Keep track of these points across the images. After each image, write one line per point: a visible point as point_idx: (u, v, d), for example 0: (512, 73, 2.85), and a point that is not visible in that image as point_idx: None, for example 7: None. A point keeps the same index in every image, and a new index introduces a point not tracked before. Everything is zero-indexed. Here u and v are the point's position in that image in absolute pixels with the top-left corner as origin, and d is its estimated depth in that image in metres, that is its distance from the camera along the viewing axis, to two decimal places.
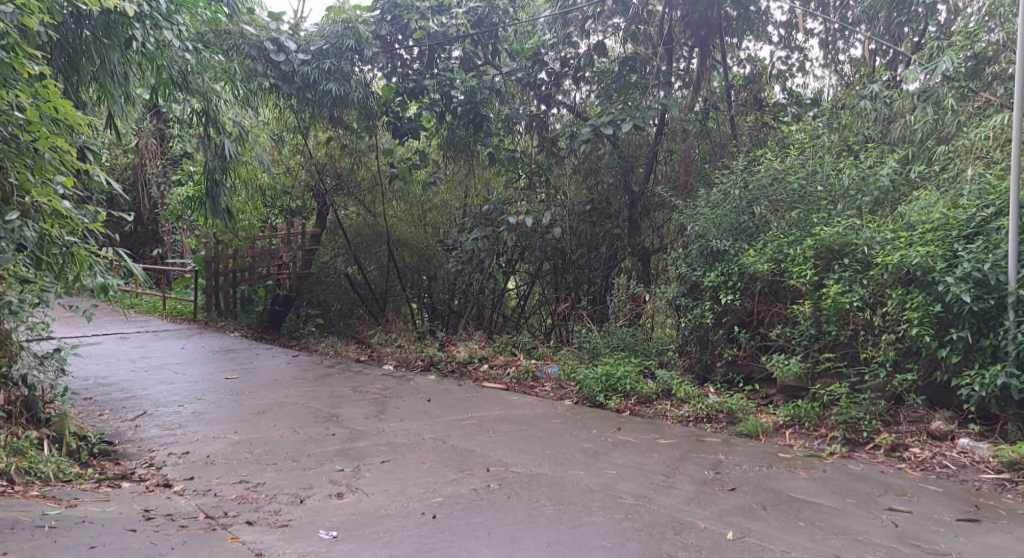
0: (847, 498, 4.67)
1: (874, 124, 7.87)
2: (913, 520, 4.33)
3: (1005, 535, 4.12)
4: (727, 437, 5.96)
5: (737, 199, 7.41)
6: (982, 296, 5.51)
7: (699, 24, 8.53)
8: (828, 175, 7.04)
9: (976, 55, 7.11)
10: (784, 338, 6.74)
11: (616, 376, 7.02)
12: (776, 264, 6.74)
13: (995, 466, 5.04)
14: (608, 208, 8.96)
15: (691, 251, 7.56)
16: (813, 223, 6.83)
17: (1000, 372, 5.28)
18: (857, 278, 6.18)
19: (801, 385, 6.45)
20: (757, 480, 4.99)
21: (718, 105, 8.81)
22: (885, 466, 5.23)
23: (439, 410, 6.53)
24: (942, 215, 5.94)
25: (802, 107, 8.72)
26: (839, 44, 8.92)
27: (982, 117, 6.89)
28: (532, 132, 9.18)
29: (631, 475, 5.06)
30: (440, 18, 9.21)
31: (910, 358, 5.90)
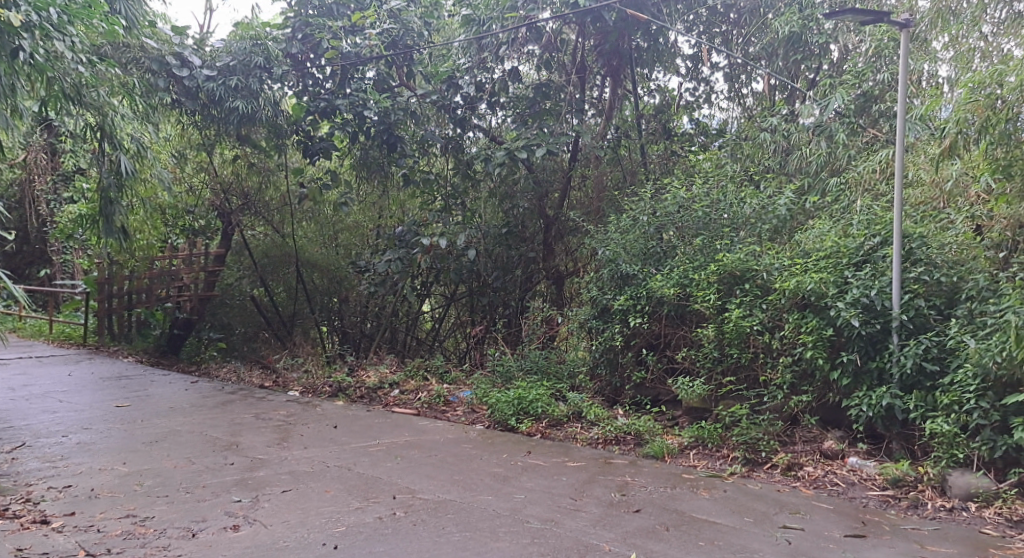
0: (745, 517, 4.82)
1: (773, 155, 8.21)
2: (805, 537, 4.50)
3: (888, 550, 4.32)
4: (634, 459, 6.06)
5: (646, 225, 7.60)
6: (869, 321, 5.82)
7: (611, 54, 8.89)
8: (730, 204, 7.34)
9: (865, 93, 7.76)
10: (689, 360, 6.93)
11: (528, 399, 7.06)
12: (681, 289, 6.92)
13: (880, 482, 5.26)
14: (524, 231, 9.09)
15: (602, 274, 7.66)
16: (716, 249, 7.07)
17: (885, 393, 5.58)
18: (757, 303, 6.41)
19: (705, 406, 6.66)
20: (661, 501, 5.09)
21: (630, 133, 9.12)
22: (780, 485, 5.42)
23: (346, 436, 6.41)
24: (834, 244, 6.29)
25: (709, 137, 9.08)
26: (742, 79, 9.27)
27: (870, 151, 7.46)
28: (448, 154, 9.15)
29: (539, 499, 5.08)
30: (354, 38, 9.05)
31: (805, 381, 6.14)
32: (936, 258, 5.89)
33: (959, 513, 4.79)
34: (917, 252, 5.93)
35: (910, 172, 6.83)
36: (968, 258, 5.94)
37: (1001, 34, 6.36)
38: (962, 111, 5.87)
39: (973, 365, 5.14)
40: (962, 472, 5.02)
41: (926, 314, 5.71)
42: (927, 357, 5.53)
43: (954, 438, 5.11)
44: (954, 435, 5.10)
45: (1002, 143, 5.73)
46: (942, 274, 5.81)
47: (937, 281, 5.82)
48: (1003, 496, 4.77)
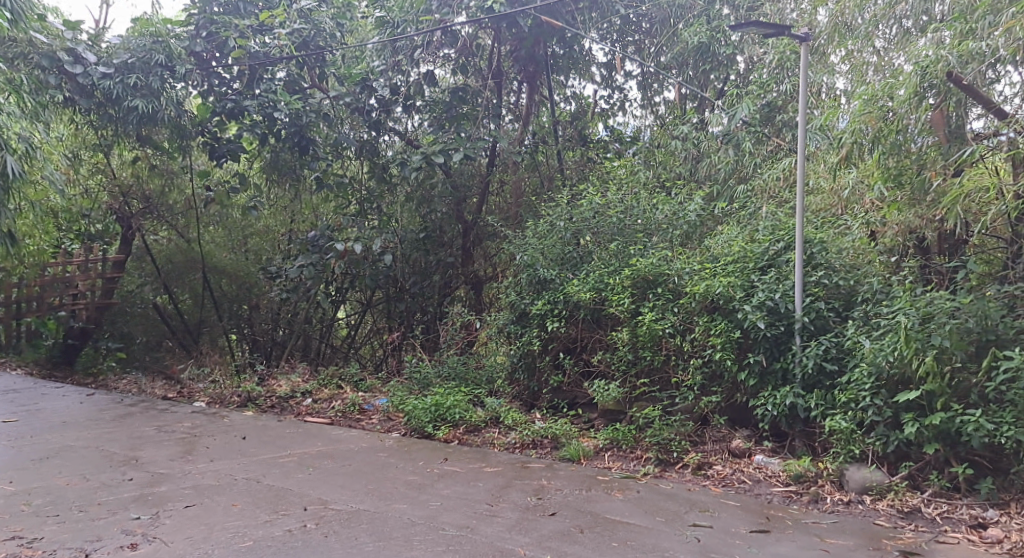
0: (657, 517, 4.91)
1: (684, 162, 8.53)
2: (713, 534, 4.62)
3: (790, 544, 4.48)
4: (550, 462, 6.09)
5: (562, 230, 7.68)
6: (773, 323, 6.03)
7: (527, 60, 9.00)
8: (644, 210, 7.49)
9: (770, 103, 8.05)
10: (604, 363, 7.02)
11: (445, 405, 6.96)
12: (597, 293, 7.01)
13: (784, 479, 5.45)
14: (442, 236, 9.03)
15: (520, 279, 7.67)
16: (630, 254, 7.20)
17: (789, 392, 5.79)
18: (669, 306, 6.54)
19: (620, 408, 6.75)
20: (576, 503, 5.13)
21: (546, 139, 9.20)
22: (691, 485, 5.54)
23: (255, 448, 6.21)
24: (741, 249, 6.50)
25: (623, 144, 9.20)
26: (655, 87, 9.48)
27: (774, 160, 7.76)
28: (362, 157, 9.01)
29: (455, 505, 5.03)
30: (262, 37, 8.77)
31: (714, 382, 6.30)
32: (835, 262, 6.15)
33: (856, 506, 5.01)
34: (817, 257, 6.18)
35: (811, 181, 7.14)
36: (863, 262, 6.22)
37: (892, 49, 6.71)
38: (857, 122, 6.28)
39: (868, 365, 5.37)
40: (858, 467, 5.25)
41: (826, 316, 5.96)
42: (827, 357, 5.76)
43: (852, 434, 5.33)
44: (851, 431, 5.32)
45: (892, 152, 6.10)
46: (841, 278, 6.07)
47: (836, 284, 6.05)
48: (895, 489, 5.01)
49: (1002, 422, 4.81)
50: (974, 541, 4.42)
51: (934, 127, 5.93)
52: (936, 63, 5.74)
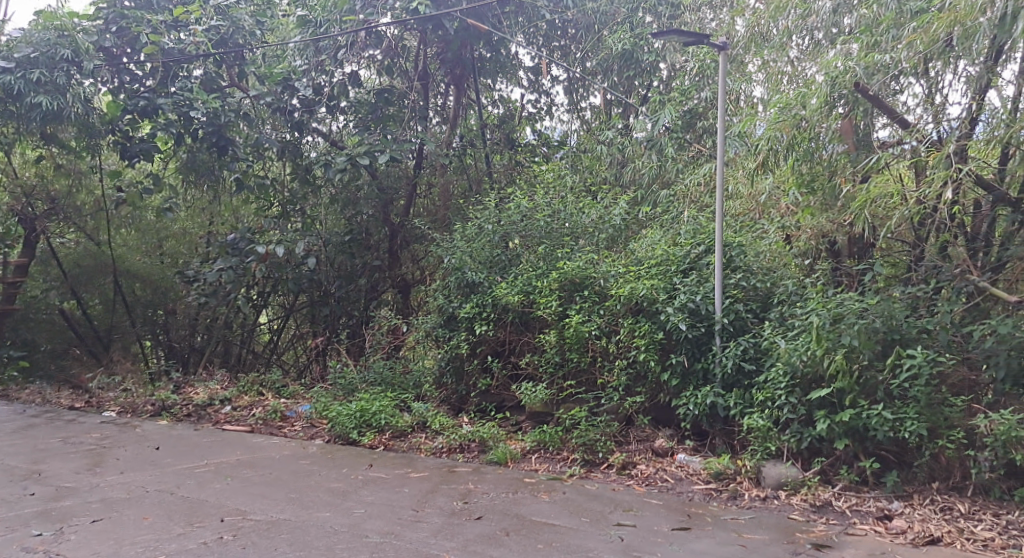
0: (582, 518, 4.95)
1: (610, 167, 8.69)
2: (636, 533, 4.69)
3: (709, 540, 4.58)
4: (477, 466, 6.05)
5: (491, 233, 7.66)
6: (695, 324, 6.16)
7: (454, 63, 9.01)
8: (571, 214, 7.57)
9: (691, 110, 8.26)
10: (532, 365, 7.02)
11: (370, 411, 6.86)
12: (525, 296, 7.04)
13: (704, 477, 5.59)
14: (368, 239, 8.93)
15: (449, 282, 7.61)
16: (558, 257, 7.26)
17: (709, 392, 5.93)
18: (595, 308, 6.63)
19: (547, 410, 6.76)
20: (502, 506, 5.12)
21: (474, 142, 9.19)
22: (616, 484, 5.60)
23: (169, 458, 5.99)
24: (664, 253, 6.63)
25: (550, 148, 9.26)
26: (581, 92, 9.61)
27: (696, 165, 7.95)
28: (284, 159, 8.73)
29: (379, 512, 4.95)
30: (176, 34, 8.50)
31: (639, 382, 6.41)
32: (753, 265, 6.36)
33: (772, 501, 5.16)
34: (736, 260, 6.38)
35: (730, 186, 7.35)
36: (779, 265, 6.47)
37: (804, 60, 7.01)
38: (772, 129, 6.50)
39: (783, 364, 5.55)
40: (774, 463, 5.42)
41: (744, 317, 6.14)
42: (744, 357, 5.93)
43: (768, 432, 5.49)
44: (768, 428, 5.49)
45: (805, 159, 6.37)
46: (758, 280, 6.26)
47: (753, 287, 6.26)
48: (808, 484, 5.19)
49: (905, 417, 5.03)
50: (880, 532, 4.61)
51: (843, 136, 6.08)
52: (844, 73, 6.03)
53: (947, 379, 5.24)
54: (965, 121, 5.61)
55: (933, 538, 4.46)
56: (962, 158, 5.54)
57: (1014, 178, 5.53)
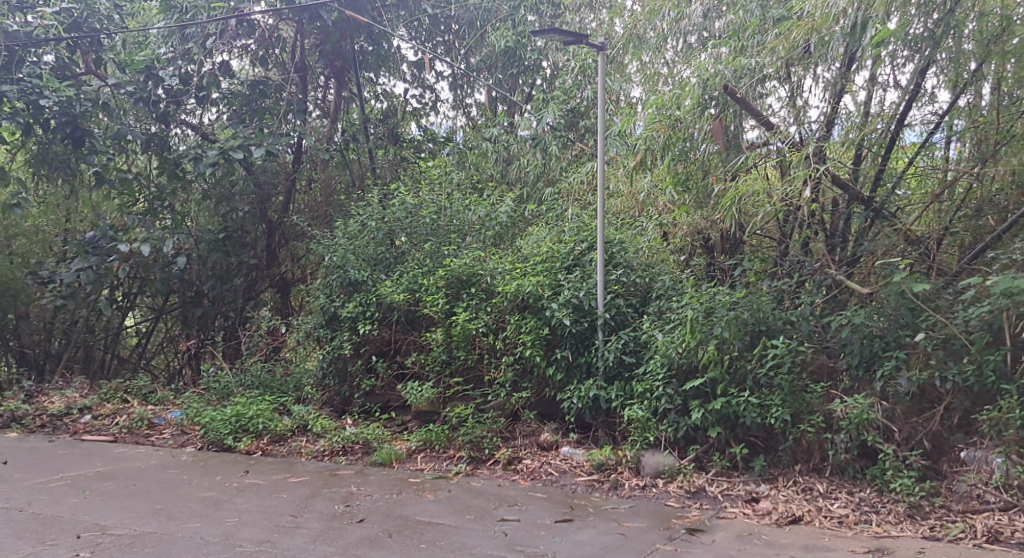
0: (466, 515, 4.92)
1: (495, 165, 8.73)
2: (521, 527, 4.71)
3: (590, 531, 4.66)
4: (360, 468, 5.89)
5: (374, 230, 7.47)
6: (579, 319, 6.28)
7: (333, 55, 8.80)
8: (457, 211, 7.55)
9: (574, 109, 8.50)
10: (418, 364, 6.86)
11: (247, 415, 6.58)
12: (411, 294, 6.93)
13: (587, 469, 5.67)
14: (244, 237, 8.57)
15: (331, 281, 7.36)
16: (444, 254, 7.19)
17: (592, 385, 6.05)
18: (482, 305, 6.61)
19: (434, 409, 6.57)
20: (385, 508, 5.00)
21: (357, 137, 8.98)
22: (501, 480, 5.59)
23: (20, 473, 5.54)
24: (549, 249, 6.70)
25: (437, 144, 9.21)
26: (465, 89, 9.59)
27: (579, 164, 8.12)
28: (150, 152, 8.23)
29: (254, 520, 4.74)
30: (21, 16, 7.85)
31: (525, 378, 6.43)
32: (633, 261, 6.53)
33: (650, 489, 5.32)
34: (617, 256, 6.54)
35: (611, 184, 7.48)
36: (657, 261, 6.65)
37: (679, 62, 7.22)
38: (649, 130, 6.73)
39: (661, 356, 5.73)
40: (652, 453, 5.58)
41: (625, 312, 6.29)
42: (625, 350, 6.08)
43: (647, 422, 5.66)
44: (647, 419, 5.65)
45: (680, 158, 6.56)
46: (637, 275, 6.43)
47: (633, 282, 6.42)
48: (683, 471, 5.38)
49: (771, 404, 5.32)
50: (748, 514, 4.84)
51: (715, 136, 6.37)
52: (715, 76, 6.21)
53: (808, 366, 5.51)
54: (823, 124, 5.99)
55: (795, 518, 4.72)
56: (820, 159, 5.82)
57: (867, 178, 5.87)
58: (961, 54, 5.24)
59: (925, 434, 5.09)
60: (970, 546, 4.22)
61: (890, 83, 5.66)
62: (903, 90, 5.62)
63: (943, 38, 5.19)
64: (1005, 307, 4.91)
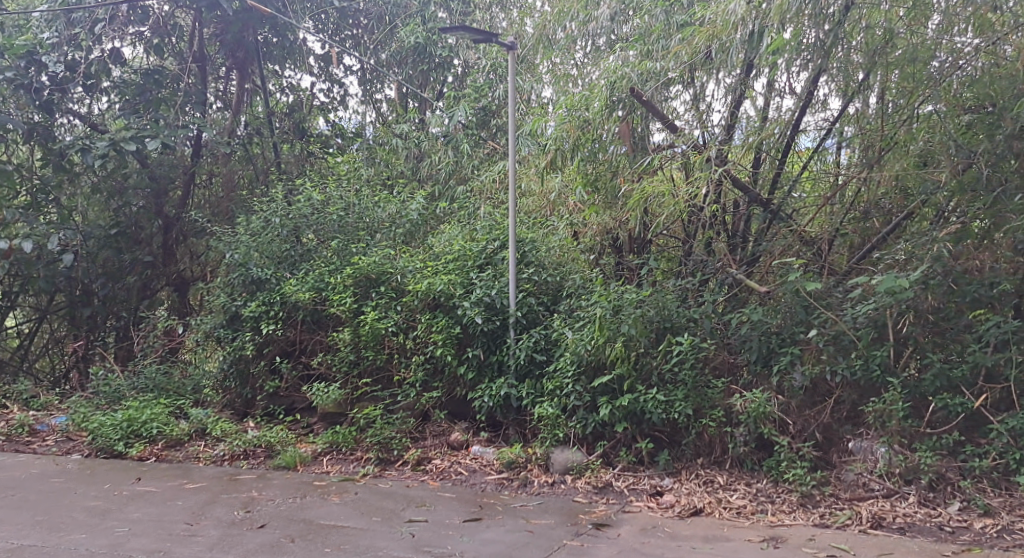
0: (373, 517, 4.83)
1: (405, 161, 8.64)
2: (428, 528, 4.67)
3: (498, 529, 4.67)
4: (263, 472, 5.72)
5: (278, 227, 7.22)
6: (490, 318, 6.28)
7: (234, 46, 8.55)
8: (366, 208, 7.44)
9: (485, 107, 8.53)
10: (325, 365, 6.69)
11: (140, 420, 6.29)
12: (317, 293, 6.76)
13: (497, 467, 5.68)
14: (138, 233, 8.20)
15: (232, 279, 7.11)
16: (352, 252, 7.05)
17: (503, 384, 6.06)
18: (392, 305, 6.52)
19: (340, 410, 6.44)
20: (288, 512, 4.87)
21: (261, 130, 8.82)
22: (409, 481, 5.53)
23: None
24: (461, 248, 6.67)
25: (345, 140, 9.09)
26: (375, 84, 9.49)
27: (491, 162, 8.15)
28: (33, 142, 7.68)
29: (145, 529, 4.53)
30: None
31: (436, 377, 6.36)
32: (544, 260, 6.58)
33: (559, 486, 5.37)
34: (529, 255, 6.57)
35: (523, 184, 7.52)
36: (568, 260, 6.73)
37: (587, 63, 7.40)
38: (559, 131, 6.83)
39: (571, 353, 5.80)
40: (561, 450, 5.63)
41: (536, 310, 6.32)
42: (536, 349, 6.10)
43: (557, 419, 5.70)
44: (556, 416, 5.69)
45: (589, 159, 6.64)
46: (548, 274, 6.49)
47: (544, 280, 6.48)
48: (591, 467, 5.45)
49: (675, 399, 5.47)
50: (653, 508, 4.95)
51: (623, 138, 6.46)
52: (621, 79, 6.41)
53: (710, 362, 5.72)
54: (724, 127, 6.19)
55: (696, 510, 4.87)
56: (721, 161, 6.07)
57: (765, 180, 6.13)
58: (849, 65, 5.56)
59: (816, 426, 5.35)
60: (856, 532, 4.45)
61: (786, 89, 5.90)
62: (798, 97, 5.88)
63: (833, 48, 5.52)
64: (888, 304, 5.19)
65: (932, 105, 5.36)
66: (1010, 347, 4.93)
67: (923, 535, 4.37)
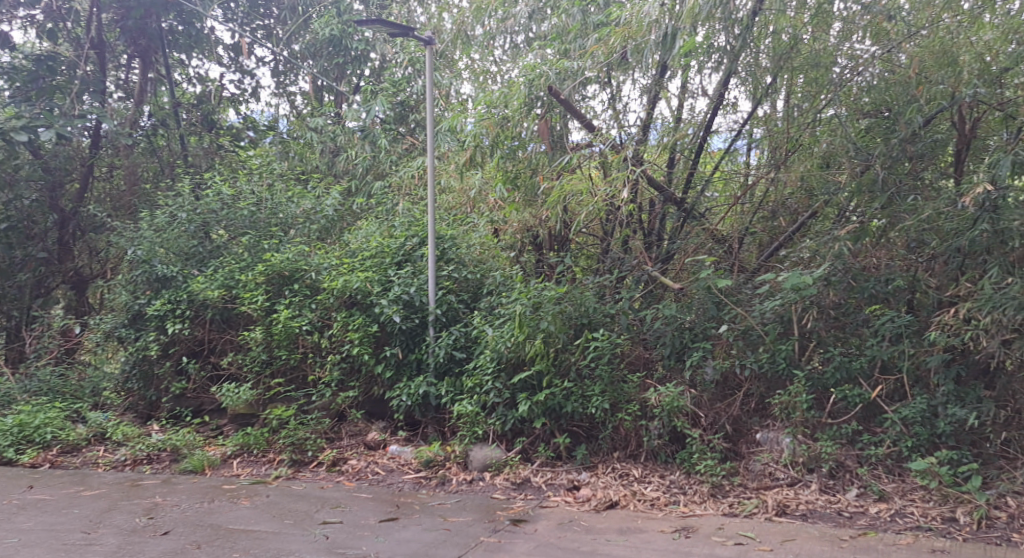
0: (285, 520, 4.71)
1: (320, 156, 8.51)
2: (342, 529, 4.57)
3: (415, 528, 4.62)
4: (168, 477, 5.50)
5: (185, 223, 6.98)
6: (409, 316, 6.21)
7: (136, 33, 8.23)
8: (279, 203, 7.27)
9: (403, 102, 8.49)
10: (235, 365, 6.48)
11: (32, 425, 5.98)
12: (227, 290, 6.55)
13: (415, 466, 5.62)
14: (31, 228, 7.68)
15: (134, 277, 6.79)
16: (264, 249, 6.88)
17: (422, 382, 5.98)
18: (306, 302, 6.38)
19: (252, 412, 6.24)
20: (195, 517, 4.69)
21: (166, 122, 8.51)
22: (324, 482, 5.42)
23: None
24: (379, 245, 6.59)
25: (257, 133, 9.02)
26: (288, 77, 9.35)
27: (409, 158, 8.08)
28: None
29: (37, 540, 4.29)
30: None
31: (352, 376, 6.25)
32: (464, 257, 6.56)
33: (477, 483, 5.36)
34: (449, 252, 6.55)
35: (442, 180, 7.46)
36: (488, 257, 6.73)
37: (506, 61, 7.51)
38: (478, 128, 6.72)
39: (491, 351, 5.78)
40: (480, 447, 5.60)
41: (456, 308, 6.30)
42: (456, 346, 6.07)
43: (476, 416, 5.66)
44: (476, 413, 5.66)
45: (509, 156, 6.74)
46: (469, 271, 6.46)
47: (464, 278, 6.45)
48: (510, 463, 5.45)
49: (592, 394, 5.54)
50: (569, 502, 5.00)
51: (542, 136, 6.62)
52: (539, 77, 6.38)
53: (626, 357, 5.81)
54: (640, 128, 6.33)
55: (612, 503, 4.94)
56: (638, 161, 6.13)
57: (679, 180, 6.26)
58: (758, 69, 5.78)
59: (727, 419, 5.51)
60: (762, 520, 4.60)
61: (699, 91, 6.05)
62: (710, 98, 6.04)
63: (742, 51, 5.70)
64: (793, 300, 5.39)
65: (833, 109, 5.61)
66: (903, 340, 5.21)
67: (824, 520, 4.55)
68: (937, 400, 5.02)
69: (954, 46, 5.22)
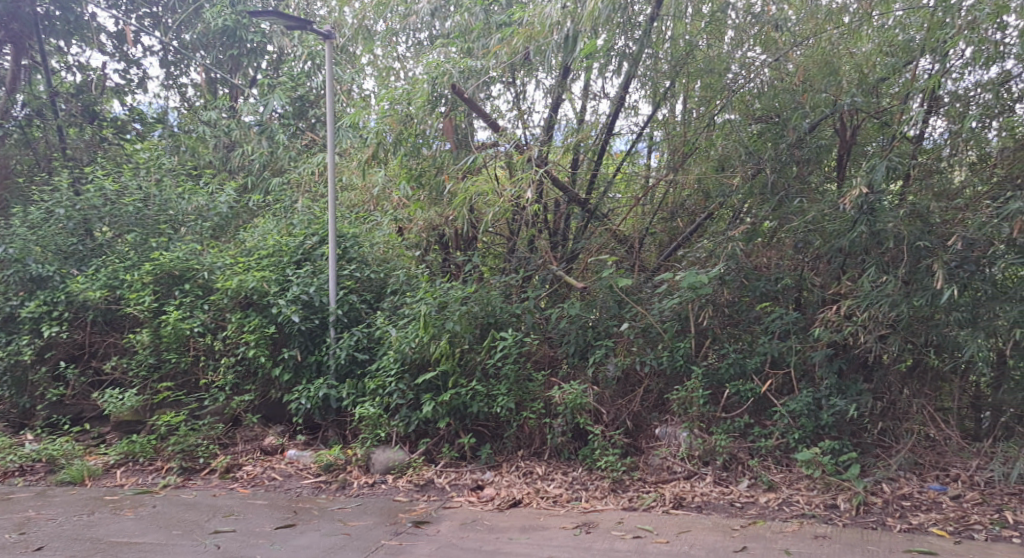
0: (173, 530, 4.49)
1: (214, 150, 8.22)
2: (235, 538, 4.40)
3: (312, 533, 4.50)
4: (43, 489, 5.16)
5: (63, 219, 6.57)
6: (308, 316, 6.06)
7: (5, 15, 7.74)
8: (168, 199, 6.95)
9: (302, 96, 8.30)
10: (120, 369, 6.19)
11: None
12: (110, 291, 6.24)
13: (314, 470, 5.47)
14: None
15: (5, 277, 6.31)
16: (151, 248, 6.61)
17: (322, 385, 5.83)
18: (198, 303, 6.11)
19: (138, 418, 5.88)
20: (73, 531, 4.42)
21: (42, 112, 8.07)
22: (217, 490, 5.20)
23: None
24: (276, 243, 6.40)
25: (144, 126, 8.61)
26: (179, 68, 8.96)
27: (308, 154, 7.87)
28: None
29: None
30: None
31: (248, 380, 6.01)
32: (367, 256, 6.47)
33: (379, 485, 5.26)
34: (351, 251, 6.43)
35: (343, 177, 7.31)
36: (392, 257, 6.64)
37: (409, 57, 7.38)
38: (381, 125, 6.62)
39: (394, 351, 5.69)
40: (383, 449, 5.51)
41: (358, 308, 6.19)
42: (358, 347, 5.96)
43: (378, 419, 5.55)
44: (379, 415, 5.54)
45: (412, 154, 6.61)
46: (371, 271, 6.38)
47: (367, 277, 6.36)
48: (413, 465, 5.39)
49: (497, 393, 5.54)
50: (472, 502, 4.97)
51: (446, 134, 6.55)
52: (442, 74, 6.33)
53: (531, 356, 5.84)
54: (544, 128, 6.40)
55: (514, 501, 4.95)
56: (542, 161, 6.12)
57: (582, 181, 6.31)
58: (658, 73, 5.93)
59: (627, 415, 5.63)
60: (659, 513, 4.70)
61: (601, 93, 6.16)
62: (612, 101, 6.14)
63: (641, 56, 5.85)
64: (690, 299, 5.54)
65: (728, 114, 5.80)
66: (791, 336, 5.44)
67: (718, 511, 4.69)
68: (821, 393, 5.28)
69: (835, 56, 5.51)
